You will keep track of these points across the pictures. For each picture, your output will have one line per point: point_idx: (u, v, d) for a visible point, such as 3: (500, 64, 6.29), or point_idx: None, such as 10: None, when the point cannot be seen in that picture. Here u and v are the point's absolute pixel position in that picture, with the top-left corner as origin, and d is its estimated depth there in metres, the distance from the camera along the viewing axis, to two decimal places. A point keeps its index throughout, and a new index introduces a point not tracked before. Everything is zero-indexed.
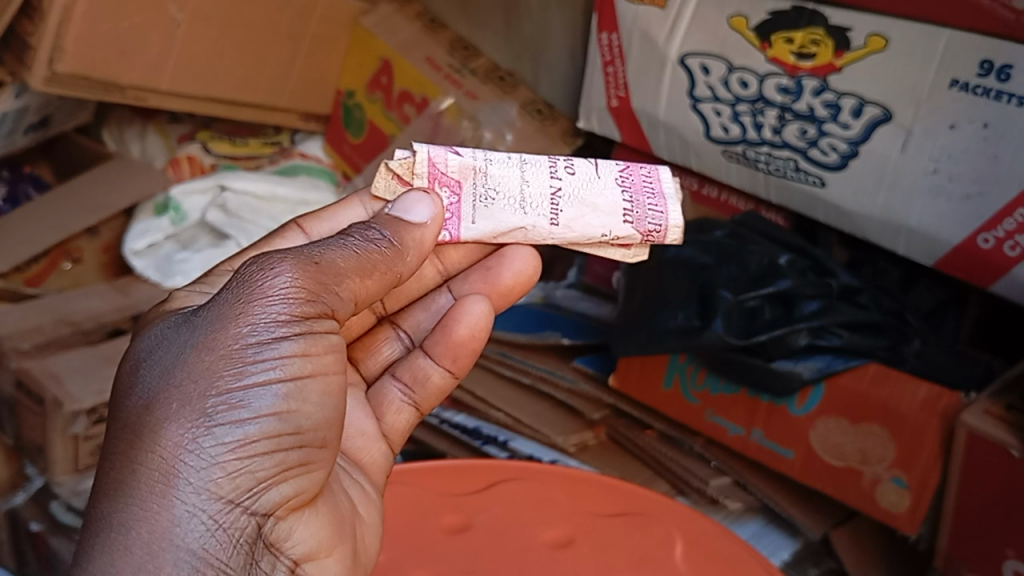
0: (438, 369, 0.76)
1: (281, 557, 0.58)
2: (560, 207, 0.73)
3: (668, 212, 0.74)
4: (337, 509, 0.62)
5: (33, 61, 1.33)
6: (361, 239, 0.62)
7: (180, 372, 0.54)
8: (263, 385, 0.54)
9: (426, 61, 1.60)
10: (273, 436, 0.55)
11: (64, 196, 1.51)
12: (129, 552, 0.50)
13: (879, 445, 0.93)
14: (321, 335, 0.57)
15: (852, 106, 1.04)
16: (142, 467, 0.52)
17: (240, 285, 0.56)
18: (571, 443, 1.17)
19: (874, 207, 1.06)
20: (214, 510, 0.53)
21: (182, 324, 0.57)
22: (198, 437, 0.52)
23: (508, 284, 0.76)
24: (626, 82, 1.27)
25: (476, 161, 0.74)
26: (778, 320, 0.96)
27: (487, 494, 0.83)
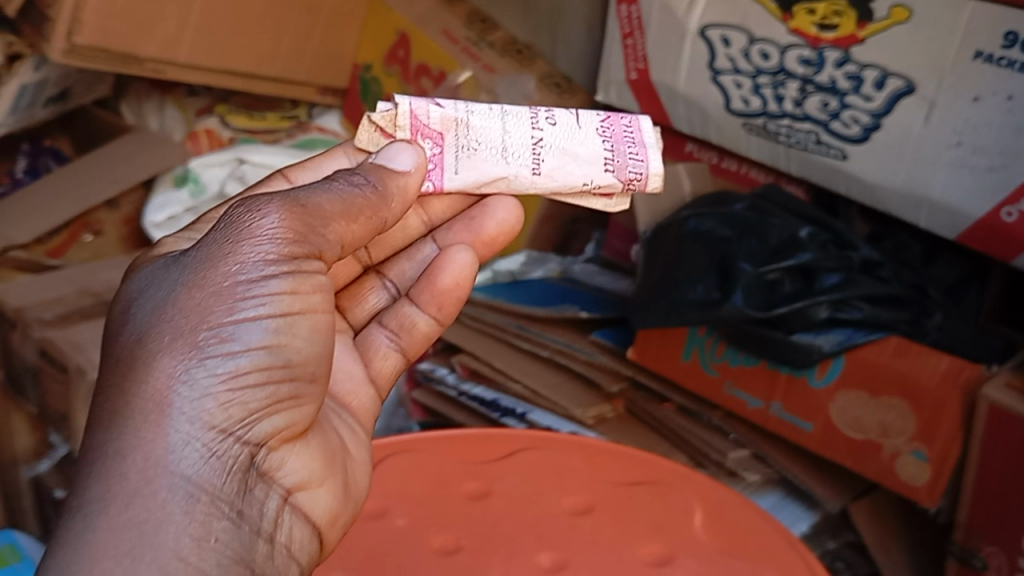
0: (424, 317, 0.75)
1: (275, 486, 0.55)
2: (541, 156, 0.72)
3: (649, 160, 0.73)
4: (328, 444, 0.61)
5: (52, 33, 1.34)
6: (346, 185, 0.61)
7: (172, 306, 0.52)
8: (253, 319, 0.54)
9: (444, 34, 1.60)
10: (264, 368, 0.54)
11: (91, 166, 1.54)
12: (124, 478, 0.48)
13: (899, 418, 0.93)
14: (309, 275, 0.57)
15: (876, 78, 1.04)
16: (134, 397, 0.50)
17: (228, 225, 0.55)
18: (589, 415, 1.18)
19: (896, 180, 1.06)
20: (208, 439, 0.51)
21: (171, 263, 0.56)
22: (190, 367, 0.51)
23: (491, 234, 0.76)
24: (645, 54, 1.26)
25: (458, 112, 0.73)
26: (798, 293, 0.96)
27: (507, 462, 0.84)
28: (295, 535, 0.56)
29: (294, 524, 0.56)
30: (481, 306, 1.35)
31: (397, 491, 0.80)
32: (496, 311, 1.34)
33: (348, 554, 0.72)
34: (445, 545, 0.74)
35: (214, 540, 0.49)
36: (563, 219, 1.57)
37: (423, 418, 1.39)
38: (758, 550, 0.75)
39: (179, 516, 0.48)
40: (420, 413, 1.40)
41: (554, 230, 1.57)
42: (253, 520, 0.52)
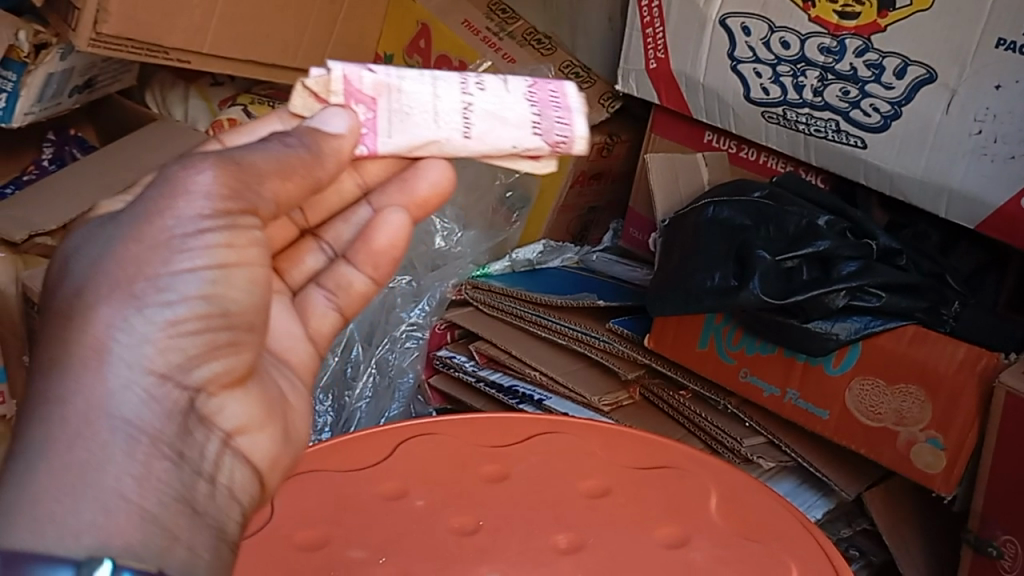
0: (360, 277, 0.72)
1: (215, 431, 0.52)
2: (472, 120, 0.71)
3: (575, 125, 0.72)
4: (267, 395, 0.58)
5: (80, 22, 1.36)
6: (280, 145, 0.58)
7: (108, 260, 0.51)
8: (190, 270, 0.52)
9: (464, 24, 1.60)
10: (204, 317, 0.52)
11: (123, 149, 1.58)
12: (65, 422, 0.46)
13: (916, 406, 0.93)
14: (243, 231, 0.55)
15: (896, 66, 1.04)
16: (73, 346, 0.48)
17: (162, 180, 0.53)
18: (605, 402, 1.20)
19: (914, 168, 1.06)
20: (148, 384, 0.49)
21: (106, 223, 0.54)
22: (129, 316, 0.49)
23: (424, 195, 0.72)
24: (665, 43, 1.26)
25: (389, 78, 0.72)
26: (816, 281, 0.96)
27: (524, 445, 0.85)
28: (237, 478, 0.53)
29: (236, 467, 0.53)
30: (498, 294, 1.37)
31: (416, 472, 0.81)
32: (513, 298, 1.35)
33: (369, 532, 0.74)
34: (464, 525, 0.75)
35: (156, 479, 0.46)
36: (581, 209, 1.58)
37: (441, 404, 1.45)
38: (774, 533, 0.76)
39: (119, 456, 0.46)
40: (438, 398, 1.45)
41: (572, 220, 1.58)
42: (195, 460, 0.50)
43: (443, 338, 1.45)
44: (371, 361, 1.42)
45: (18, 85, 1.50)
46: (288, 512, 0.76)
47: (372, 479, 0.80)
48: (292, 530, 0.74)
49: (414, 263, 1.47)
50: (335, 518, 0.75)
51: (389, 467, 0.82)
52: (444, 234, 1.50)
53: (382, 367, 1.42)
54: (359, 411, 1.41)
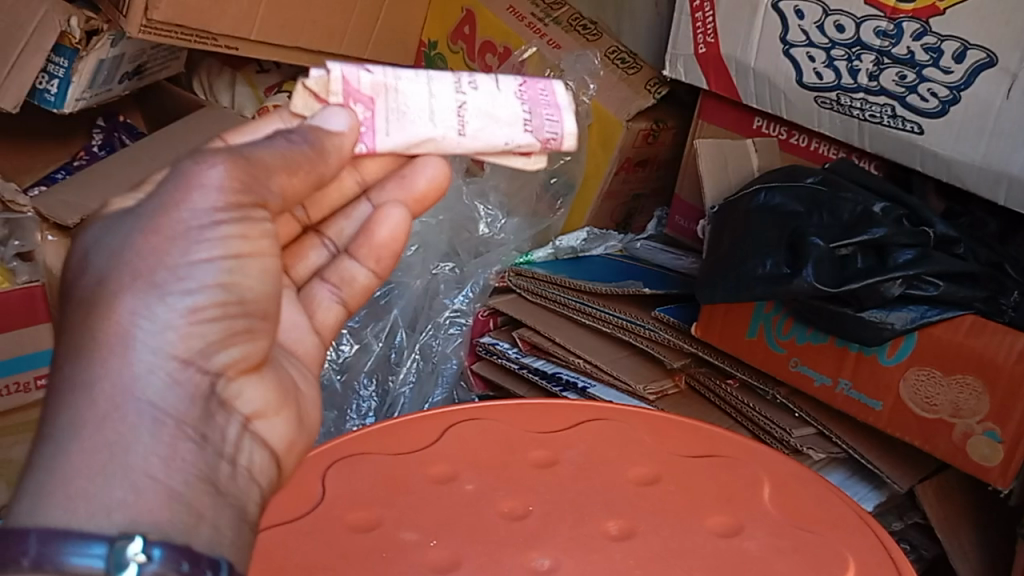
0: (363, 271, 0.73)
1: (236, 414, 0.52)
2: (466, 118, 0.69)
3: (564, 121, 0.72)
4: (281, 379, 0.57)
5: (130, 9, 1.37)
6: (284, 142, 0.58)
7: (128, 252, 0.50)
8: (206, 259, 0.51)
9: (509, 10, 1.60)
10: (221, 305, 0.51)
11: (173, 135, 1.60)
12: (93, 405, 0.45)
13: (972, 397, 0.91)
14: (256, 224, 0.54)
15: (955, 51, 1.01)
16: (97, 333, 0.47)
17: (174, 176, 0.52)
18: (650, 391, 1.19)
19: (973, 155, 1.03)
20: (171, 369, 0.48)
21: (122, 216, 0.52)
22: (151, 304, 0.49)
23: (422, 191, 0.72)
24: (715, 27, 1.25)
25: (386, 78, 0.70)
26: (872, 269, 0.94)
27: (573, 431, 0.85)
28: (256, 461, 0.52)
29: (255, 450, 0.53)
30: (542, 281, 1.36)
31: (465, 457, 0.82)
32: (558, 286, 1.35)
33: (418, 515, 0.74)
34: (513, 510, 0.75)
35: (183, 460, 0.46)
36: (625, 196, 1.56)
37: (483, 391, 1.46)
38: (827, 523, 0.75)
39: (146, 437, 0.45)
40: (481, 385, 1.46)
41: (616, 208, 1.57)
42: (217, 442, 0.49)
43: (487, 325, 1.45)
44: (415, 347, 1.42)
45: (70, 71, 1.53)
46: (338, 494, 0.76)
47: (420, 462, 0.81)
48: (342, 511, 0.74)
49: (457, 250, 1.48)
50: (385, 501, 0.76)
51: (437, 451, 0.82)
52: (488, 221, 1.50)
53: (426, 353, 1.43)
54: (402, 396, 1.42)
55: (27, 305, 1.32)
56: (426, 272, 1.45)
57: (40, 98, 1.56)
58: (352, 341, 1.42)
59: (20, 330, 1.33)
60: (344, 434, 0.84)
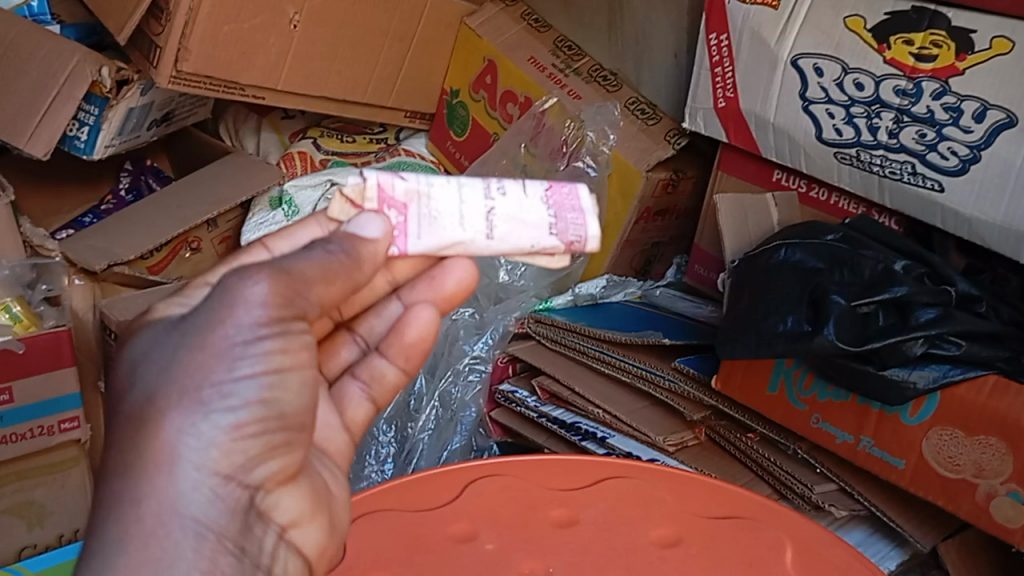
0: (393, 369, 0.74)
1: (271, 524, 0.56)
2: (495, 222, 0.70)
3: (588, 225, 0.73)
4: (315, 484, 0.61)
5: (161, 60, 1.41)
6: (322, 252, 0.59)
7: (176, 368, 0.52)
8: (249, 375, 0.53)
9: (530, 60, 1.62)
10: (262, 420, 0.54)
11: (197, 181, 1.63)
12: (140, 521, 0.48)
13: (996, 458, 0.91)
14: (296, 336, 0.56)
15: (975, 110, 1.02)
16: (144, 449, 0.50)
17: (221, 292, 0.54)
18: (670, 443, 1.18)
19: (995, 214, 1.03)
20: (213, 484, 0.51)
21: (172, 328, 0.55)
22: (197, 422, 0.51)
23: (451, 291, 0.73)
24: (735, 83, 1.26)
25: (420, 184, 0.70)
26: (893, 327, 0.94)
27: (594, 488, 0.85)
28: (289, 568, 0.58)
29: (289, 559, 0.57)
30: (562, 329, 1.37)
31: (487, 514, 0.82)
32: (576, 334, 1.35)
33: None
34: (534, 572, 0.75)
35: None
36: (645, 244, 1.57)
37: (502, 438, 1.44)
38: None
39: (190, 553, 0.49)
40: (499, 431, 1.44)
41: (636, 255, 1.58)
42: (254, 554, 0.53)
43: (506, 371, 1.45)
44: (435, 394, 1.43)
45: (101, 119, 1.56)
46: (362, 552, 0.77)
47: (442, 520, 0.81)
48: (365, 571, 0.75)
49: (477, 296, 1.51)
50: (408, 561, 0.76)
51: (459, 507, 0.83)
52: (508, 268, 1.52)
53: (445, 400, 1.43)
54: (421, 442, 1.42)
55: (54, 348, 1.34)
56: (445, 319, 1.47)
57: (71, 145, 1.61)
58: None
59: (45, 373, 1.34)
60: (366, 489, 0.84)
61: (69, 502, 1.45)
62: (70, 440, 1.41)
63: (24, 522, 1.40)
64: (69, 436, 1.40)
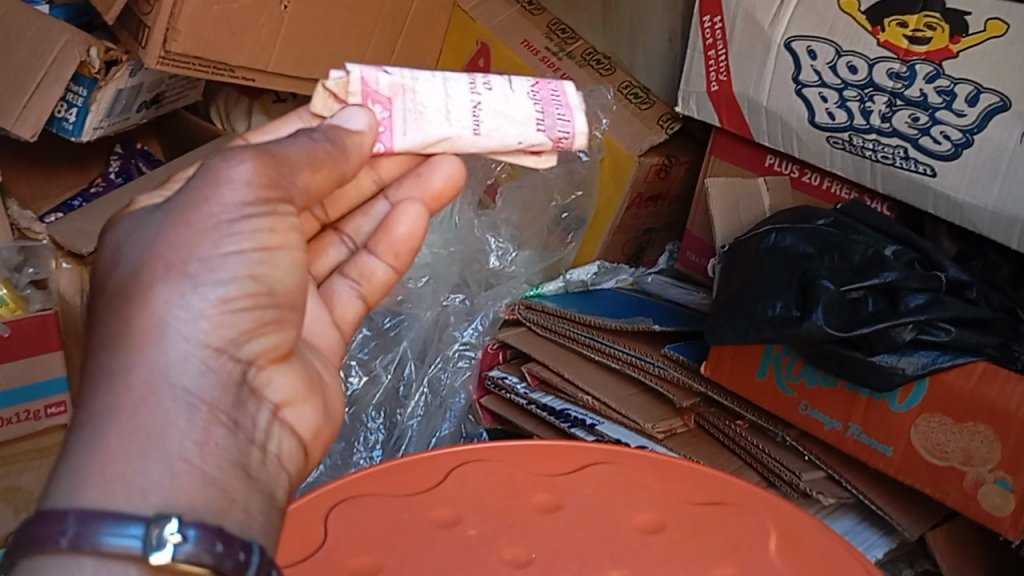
0: (381, 266, 0.73)
1: (264, 402, 0.53)
2: (481, 117, 0.72)
3: (575, 122, 0.74)
4: (308, 369, 0.59)
5: (150, 40, 1.39)
6: (307, 140, 0.59)
7: (162, 243, 0.50)
8: (237, 252, 0.52)
9: (524, 44, 1.60)
10: (251, 295, 0.52)
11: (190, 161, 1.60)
12: (130, 389, 0.45)
13: (984, 446, 0.90)
14: (283, 219, 0.55)
15: (968, 94, 1.00)
16: (131, 323, 0.48)
17: (204, 171, 0.53)
18: (659, 430, 1.18)
19: (987, 198, 1.02)
20: (204, 357, 0.49)
21: (155, 211, 0.53)
22: (185, 293, 0.49)
23: (439, 189, 0.73)
24: (728, 66, 1.25)
25: (404, 79, 0.72)
26: (882, 313, 0.93)
27: (579, 475, 0.85)
28: (285, 448, 0.53)
29: (284, 437, 0.53)
30: (552, 315, 1.37)
31: (468, 500, 0.81)
32: (567, 319, 1.35)
33: (420, 561, 0.73)
34: (517, 557, 0.74)
35: (216, 445, 0.46)
36: (637, 230, 1.56)
37: (491, 425, 1.47)
38: None
39: (182, 421, 0.45)
40: (489, 419, 1.47)
41: (628, 242, 1.56)
42: (248, 429, 0.50)
43: (496, 357, 1.47)
44: (424, 380, 1.42)
45: (89, 100, 1.54)
46: (340, 537, 0.76)
47: (424, 505, 0.80)
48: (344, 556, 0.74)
49: (468, 282, 1.48)
50: (387, 545, 0.75)
51: (441, 493, 0.82)
52: (499, 254, 1.50)
53: (434, 386, 1.43)
54: (410, 429, 1.41)
55: (40, 332, 1.33)
56: (436, 304, 1.45)
57: (59, 126, 1.59)
58: (361, 373, 1.42)
59: (31, 357, 1.33)
60: (349, 473, 0.84)
61: None
62: (56, 425, 1.40)
63: (10, 507, 1.40)
64: (55, 422, 1.39)
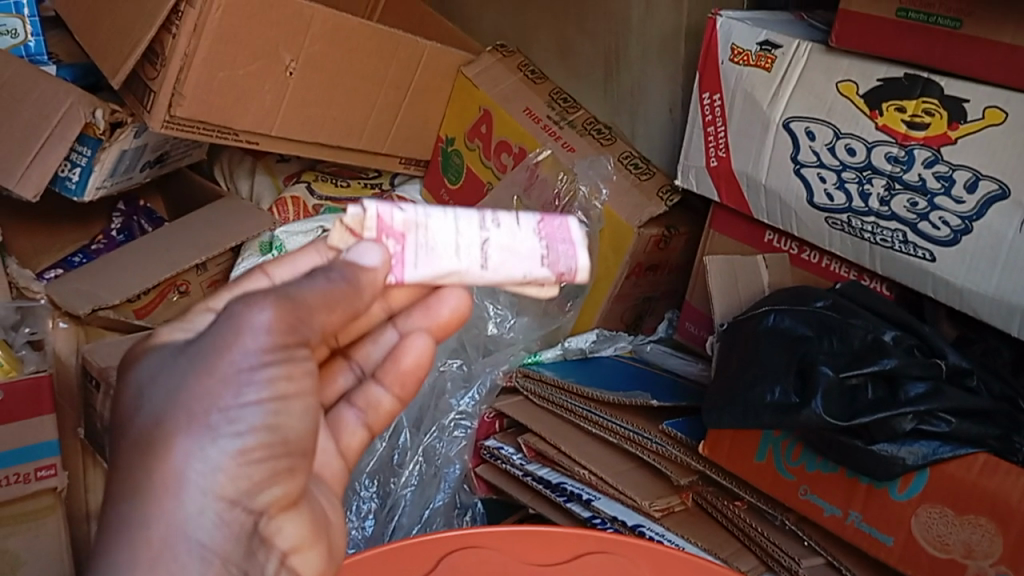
0: (388, 397, 0.76)
1: (274, 550, 0.56)
2: (489, 253, 0.72)
3: (578, 256, 0.75)
4: (317, 512, 0.61)
5: (155, 103, 1.41)
6: (324, 279, 0.59)
7: (183, 395, 0.52)
8: (255, 402, 0.53)
9: (525, 112, 1.62)
10: (268, 445, 0.53)
11: (190, 225, 1.62)
12: (147, 544, 0.49)
13: (986, 540, 0.88)
14: (300, 363, 0.55)
15: (967, 180, 1.01)
16: (151, 474, 0.50)
17: (226, 318, 0.53)
18: (656, 508, 1.16)
19: (987, 285, 1.02)
20: (219, 509, 0.52)
21: (178, 350, 0.54)
22: (204, 448, 0.51)
23: (445, 320, 0.76)
24: (726, 142, 1.26)
25: (416, 216, 0.73)
26: (881, 401, 0.92)
27: (571, 566, 0.84)
28: None
29: None
30: (550, 386, 1.36)
31: None
32: (564, 391, 1.34)
33: None
34: None
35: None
36: (635, 298, 1.56)
37: (486, 494, 1.43)
38: None
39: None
40: (484, 488, 1.43)
41: (626, 309, 1.56)
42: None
43: (492, 427, 1.43)
44: (419, 449, 1.41)
45: (93, 161, 1.56)
46: None
47: None
48: None
49: (466, 345, 1.49)
50: None
51: None
52: (496, 320, 1.50)
53: (429, 455, 1.41)
54: (404, 498, 1.40)
55: (33, 394, 1.31)
56: (434, 369, 1.46)
57: (62, 185, 1.60)
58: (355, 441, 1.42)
59: (22, 419, 1.32)
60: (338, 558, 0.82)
61: (44, 550, 1.42)
62: (47, 488, 1.38)
63: None
64: (46, 484, 1.37)
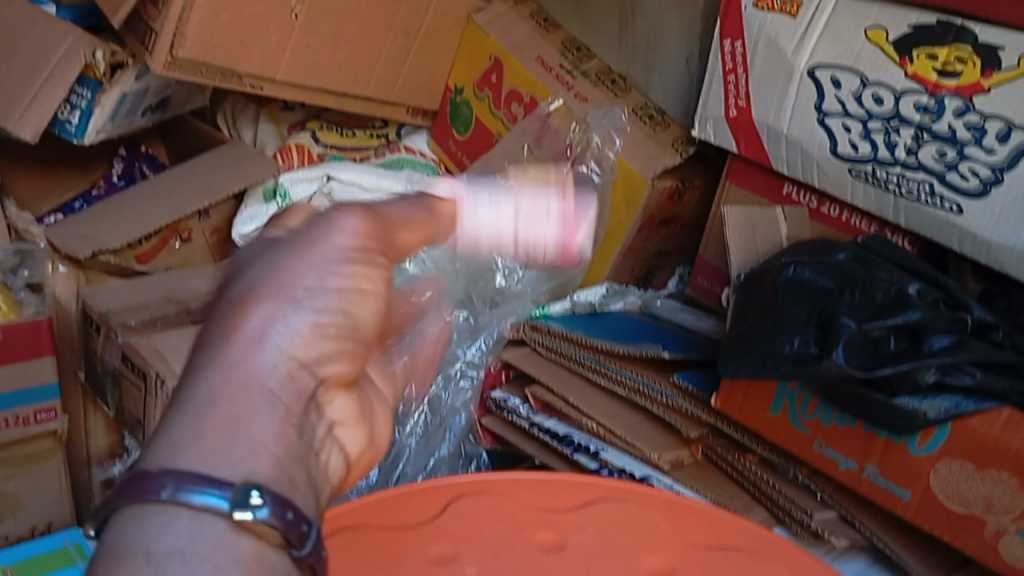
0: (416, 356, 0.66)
1: (328, 420, 0.48)
2: (490, 211, 0.68)
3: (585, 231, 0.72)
4: (365, 401, 0.53)
5: (157, 46, 1.36)
6: (403, 207, 0.57)
7: (271, 265, 0.47)
8: (339, 288, 0.49)
9: (537, 60, 1.58)
10: (343, 329, 0.49)
11: (192, 170, 1.59)
12: (222, 382, 0.41)
13: (1008, 494, 0.86)
14: (379, 270, 0.52)
15: (999, 130, 0.97)
16: (230, 324, 0.44)
17: (316, 221, 0.51)
18: (665, 460, 1.14)
19: (1014, 239, 0.99)
20: (289, 367, 0.45)
21: (262, 235, 0.51)
22: (288, 312, 0.46)
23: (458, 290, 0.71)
24: (747, 91, 1.22)
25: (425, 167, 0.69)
26: (904, 354, 0.90)
27: (583, 512, 0.81)
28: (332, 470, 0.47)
29: (332, 457, 0.47)
30: (558, 337, 1.34)
31: (469, 535, 0.78)
32: (573, 342, 1.32)
33: None
34: None
35: (289, 443, 0.42)
36: (647, 253, 1.53)
37: (492, 445, 1.42)
38: None
39: (265, 416, 0.42)
40: (489, 439, 1.43)
41: (637, 264, 1.54)
42: (314, 444, 0.45)
43: (499, 378, 1.44)
44: (424, 399, 1.39)
45: (93, 103, 1.51)
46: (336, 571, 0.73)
47: (422, 540, 0.77)
48: None
49: (471, 297, 1.45)
50: None
51: (439, 525, 0.79)
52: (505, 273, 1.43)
53: (434, 405, 1.40)
54: (408, 448, 1.38)
55: (33, 337, 1.29)
56: None
57: (62, 128, 1.56)
58: None
59: (22, 362, 1.30)
60: (344, 499, 0.81)
61: (45, 493, 1.40)
62: (47, 431, 1.36)
63: None
64: (46, 427, 1.36)
